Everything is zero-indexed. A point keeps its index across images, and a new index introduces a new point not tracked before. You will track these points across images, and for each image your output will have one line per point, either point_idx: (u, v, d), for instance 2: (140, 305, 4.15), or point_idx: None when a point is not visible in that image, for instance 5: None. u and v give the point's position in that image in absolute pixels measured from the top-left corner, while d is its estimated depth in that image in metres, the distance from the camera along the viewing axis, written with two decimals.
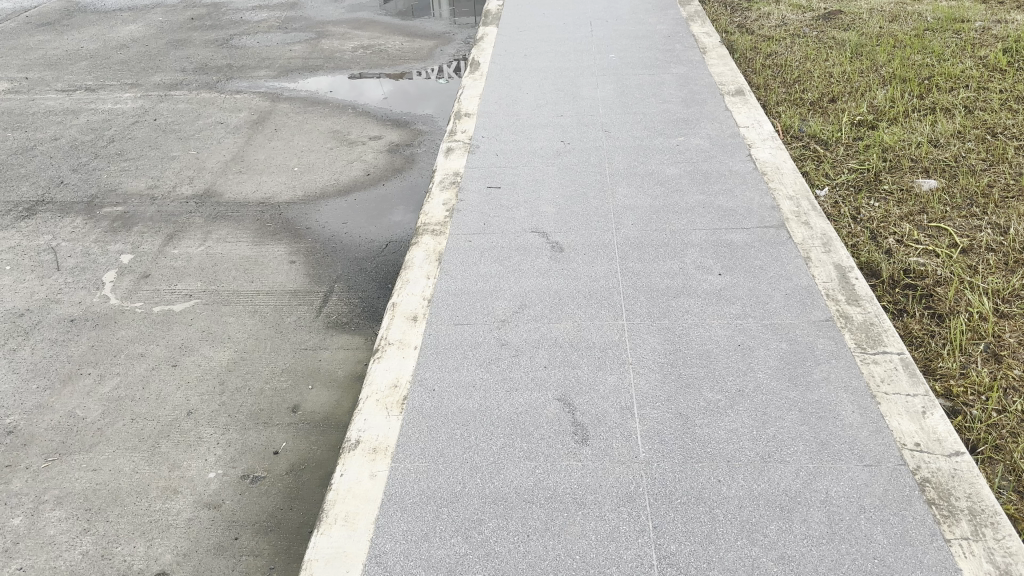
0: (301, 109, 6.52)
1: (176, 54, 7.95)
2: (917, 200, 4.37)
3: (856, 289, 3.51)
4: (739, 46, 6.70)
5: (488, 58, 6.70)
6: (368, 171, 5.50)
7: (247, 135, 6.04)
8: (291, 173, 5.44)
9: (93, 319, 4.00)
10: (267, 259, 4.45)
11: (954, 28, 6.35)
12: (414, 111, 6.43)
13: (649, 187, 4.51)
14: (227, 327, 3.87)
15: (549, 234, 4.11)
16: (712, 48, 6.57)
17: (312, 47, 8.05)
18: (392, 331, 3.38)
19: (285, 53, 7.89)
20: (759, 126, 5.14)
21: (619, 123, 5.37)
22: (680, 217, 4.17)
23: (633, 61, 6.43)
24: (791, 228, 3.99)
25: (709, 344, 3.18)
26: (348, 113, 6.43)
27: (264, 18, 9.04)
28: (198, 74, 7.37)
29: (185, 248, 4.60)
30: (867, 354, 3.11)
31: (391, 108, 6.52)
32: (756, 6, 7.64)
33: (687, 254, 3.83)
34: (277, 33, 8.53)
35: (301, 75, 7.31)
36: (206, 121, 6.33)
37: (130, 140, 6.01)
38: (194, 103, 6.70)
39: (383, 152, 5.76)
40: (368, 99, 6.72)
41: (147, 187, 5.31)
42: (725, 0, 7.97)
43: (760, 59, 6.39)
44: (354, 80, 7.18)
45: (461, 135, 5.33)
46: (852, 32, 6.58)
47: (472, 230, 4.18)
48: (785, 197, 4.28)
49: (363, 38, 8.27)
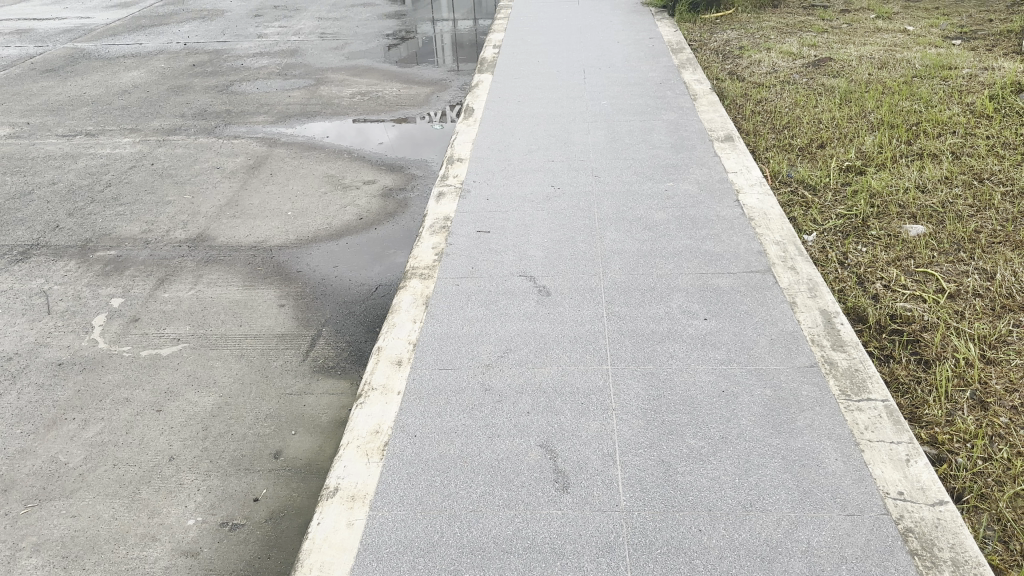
0: (297, 154, 6.60)
1: (176, 100, 8.08)
2: (905, 245, 4.39)
3: (841, 335, 3.51)
4: (730, 93, 6.81)
5: (482, 104, 6.80)
6: (361, 215, 5.53)
7: (243, 180, 6.11)
8: (284, 217, 5.48)
9: (81, 363, 4.00)
10: (256, 303, 4.47)
11: (942, 74, 6.43)
12: (409, 155, 6.51)
13: (637, 232, 4.54)
14: (213, 371, 3.87)
15: (537, 278, 4.13)
16: (702, 95, 6.71)
17: (311, 93, 8.18)
18: (376, 376, 3.38)
19: (284, 99, 8.02)
20: (748, 171, 5.19)
21: (609, 168, 5.42)
22: (667, 262, 4.18)
23: (625, 108, 6.52)
24: (777, 273, 4.01)
25: (693, 390, 3.16)
26: (344, 158, 6.50)
27: (264, 65, 9.20)
28: (197, 119, 7.48)
29: (175, 291, 4.62)
30: (851, 401, 3.09)
31: (387, 153, 6.59)
32: (747, 54, 7.77)
33: (673, 299, 3.83)
34: (277, 79, 8.68)
35: (299, 120, 7.41)
36: (203, 166, 6.41)
37: (127, 184, 6.08)
38: (192, 148, 6.79)
39: (376, 196, 5.81)
40: (365, 144, 6.80)
41: (141, 231, 5.36)
42: (717, 48, 8.10)
43: (749, 106, 6.48)
44: (351, 125, 7.29)
45: (453, 180, 5.38)
46: (841, 79, 6.67)
47: (461, 274, 4.19)
48: (773, 242, 4.31)
49: (362, 84, 8.41)
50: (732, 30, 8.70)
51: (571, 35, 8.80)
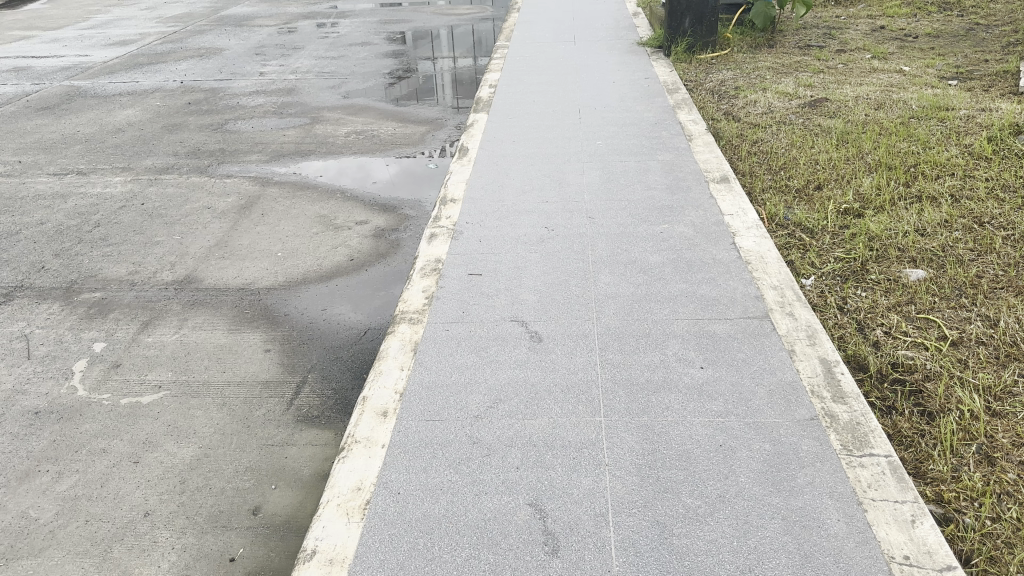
0: (289, 194, 6.53)
1: (170, 138, 8.05)
2: (905, 290, 4.30)
3: (842, 385, 3.40)
4: (726, 133, 6.77)
5: (477, 144, 6.75)
6: (351, 256, 5.43)
7: (234, 220, 6.03)
8: (274, 258, 5.38)
9: (58, 412, 3.88)
10: (242, 348, 4.36)
11: (940, 115, 6.39)
12: (403, 195, 6.44)
13: (632, 275, 4.44)
14: (193, 421, 3.75)
15: (528, 322, 4.01)
16: (698, 135, 6.69)
17: (306, 132, 8.14)
18: (360, 427, 3.26)
19: (279, 138, 7.98)
20: (744, 214, 5.12)
21: (604, 209, 5.34)
22: (663, 307, 4.07)
23: (621, 148, 6.47)
24: (775, 319, 3.91)
25: (690, 445, 3.04)
26: (337, 197, 6.43)
27: (260, 104, 9.19)
28: (191, 158, 7.44)
29: (159, 336, 4.51)
30: (853, 457, 2.97)
31: (380, 192, 6.53)
32: (743, 94, 7.77)
33: (669, 346, 3.71)
34: (272, 118, 8.66)
35: (293, 159, 7.36)
36: (193, 206, 6.34)
37: (116, 225, 6.00)
38: (183, 187, 6.72)
39: (368, 236, 5.72)
40: (359, 184, 6.74)
41: (127, 272, 5.27)
42: (713, 89, 8.10)
43: (745, 146, 6.44)
44: (345, 165, 7.24)
45: (445, 221, 5.29)
46: (838, 119, 6.64)
47: (451, 319, 4.08)
48: (770, 287, 4.21)
49: (357, 123, 8.38)
50: (727, 70, 8.72)
51: (567, 75, 8.80)
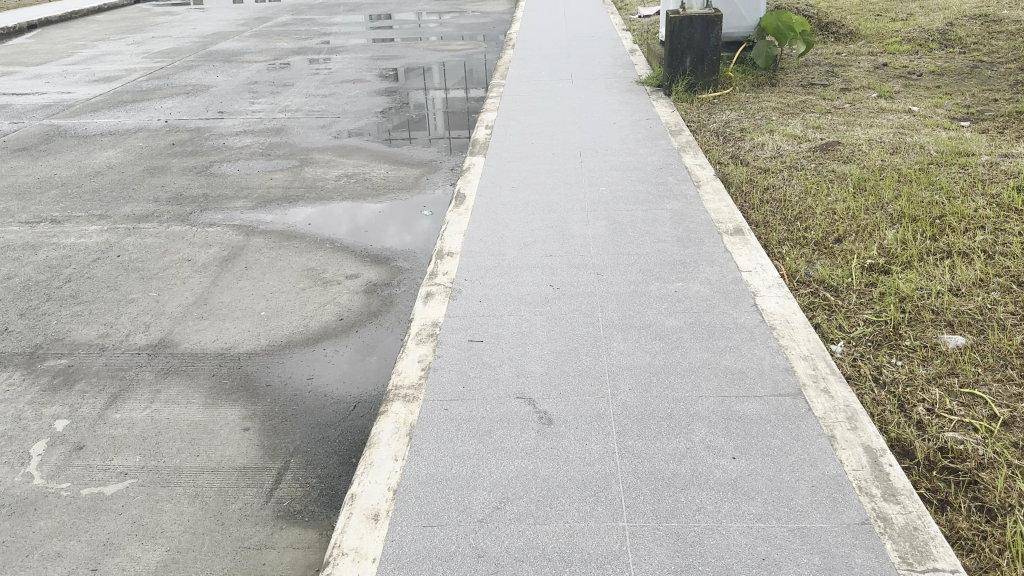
0: (275, 244, 6.15)
1: (151, 182, 7.69)
2: (945, 359, 3.95)
3: (892, 479, 3.03)
4: (735, 178, 6.46)
5: (473, 191, 6.40)
6: (340, 315, 5.04)
7: (215, 274, 5.64)
8: (256, 318, 4.99)
9: (10, 505, 3.47)
10: (218, 426, 3.96)
11: (961, 162, 6.10)
12: (395, 245, 6.06)
13: (648, 341, 4.04)
14: (161, 517, 3.34)
15: (537, 400, 3.60)
16: (706, 181, 6.37)
17: (294, 175, 7.79)
18: (349, 535, 2.86)
19: (266, 182, 7.62)
20: (763, 270, 4.77)
21: (612, 264, 4.97)
22: (684, 380, 3.68)
23: (626, 195, 6.13)
24: (809, 396, 3.54)
25: (727, 559, 2.66)
26: (325, 247, 6.05)
27: (247, 144, 8.86)
28: (171, 204, 7.06)
29: (128, 412, 4.11)
30: (915, 573, 2.60)
31: (371, 241, 6.15)
32: (750, 136, 7.48)
33: (695, 430, 3.32)
34: (259, 160, 8.31)
35: (279, 205, 7.00)
36: (172, 258, 5.96)
37: (88, 280, 5.61)
38: (162, 237, 6.35)
39: (359, 292, 5.32)
40: (348, 232, 6.37)
41: (97, 335, 4.87)
42: (717, 130, 7.82)
43: (757, 193, 6.13)
44: (335, 211, 6.87)
45: (442, 278, 4.91)
46: (853, 164, 6.34)
47: (450, 394, 3.67)
48: (799, 356, 3.85)
49: (348, 166, 8.03)
50: (731, 111, 8.45)
51: (566, 115, 8.51)
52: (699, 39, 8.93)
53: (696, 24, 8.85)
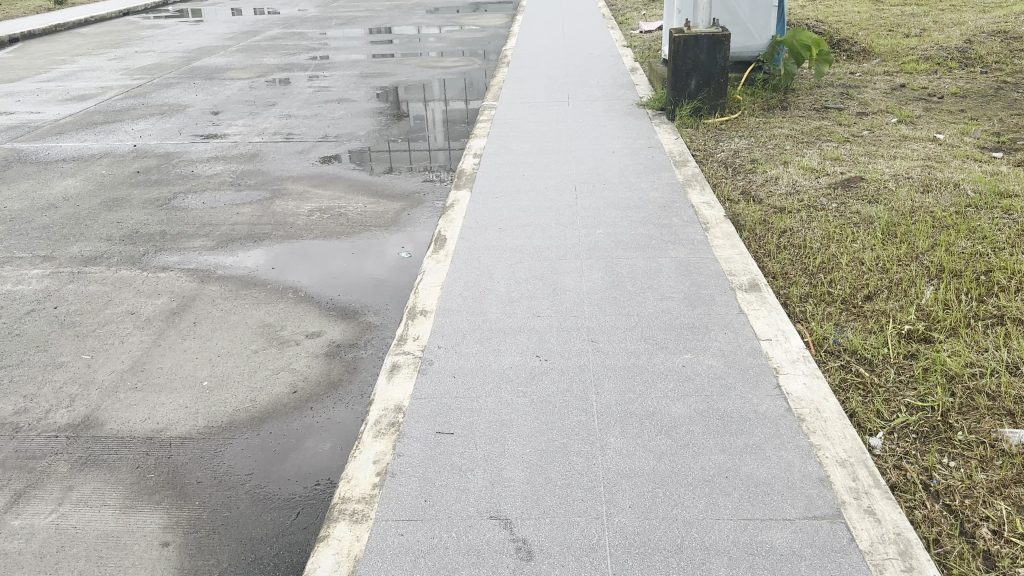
0: (231, 293, 5.48)
1: (107, 217, 7.04)
2: (1008, 460, 3.32)
3: None
4: (747, 219, 5.81)
5: (455, 234, 5.75)
6: (295, 385, 4.35)
7: (158, 333, 4.98)
8: (198, 390, 4.32)
9: None
10: (132, 539, 3.28)
11: (1002, 205, 5.48)
12: (365, 295, 5.39)
13: (650, 435, 3.35)
14: None
15: (515, 521, 2.90)
16: (715, 222, 5.72)
17: (263, 209, 7.13)
18: None
19: (231, 217, 6.96)
20: (785, 339, 4.10)
21: (609, 328, 4.29)
22: (696, 494, 3.00)
23: (625, 240, 5.47)
24: (851, 519, 2.88)
25: None
26: (287, 297, 5.39)
27: (217, 173, 8.21)
28: (124, 244, 6.41)
29: (29, 518, 3.44)
30: None
31: (339, 290, 5.47)
32: (761, 168, 6.84)
33: (710, 572, 2.64)
34: (228, 190, 7.66)
35: (243, 245, 6.34)
36: (115, 311, 5.30)
37: (15, 338, 4.95)
38: (108, 284, 5.69)
39: (319, 354, 4.63)
40: (315, 278, 5.69)
41: (12, 411, 4.20)
42: (726, 160, 7.17)
43: (773, 238, 5.48)
44: (303, 251, 6.20)
45: (412, 343, 4.22)
46: (880, 205, 5.70)
47: (408, 511, 2.98)
48: (835, 460, 3.18)
49: (323, 198, 7.38)
50: (740, 138, 7.81)
51: (561, 142, 7.87)
52: (705, 60, 8.28)
53: (701, 44, 8.23)
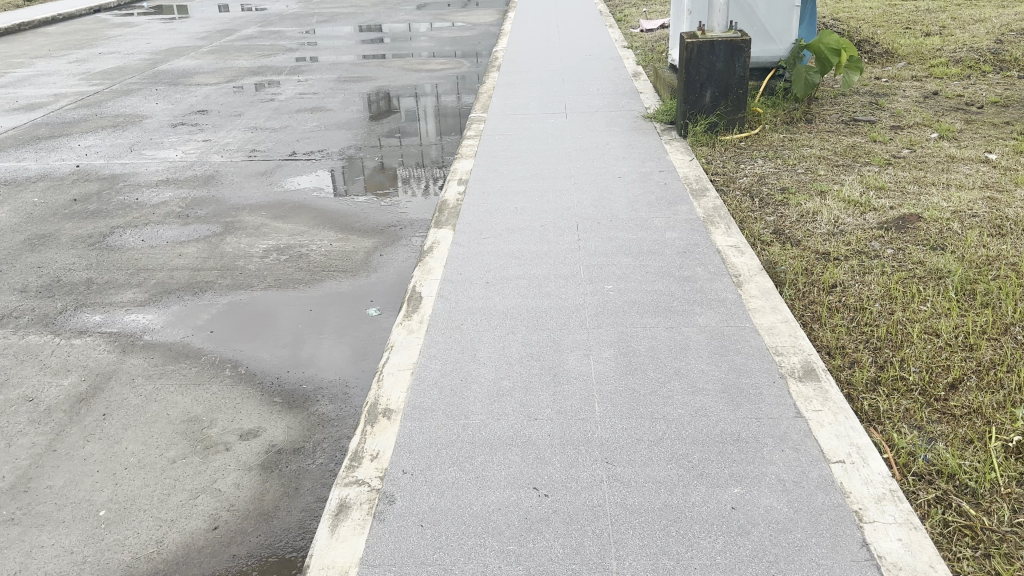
0: (157, 370, 4.47)
1: (28, 259, 6.01)
2: None
3: None
4: (786, 270, 4.83)
5: (432, 291, 4.74)
6: (218, 516, 3.34)
7: (56, 432, 3.96)
8: (91, 527, 3.32)
9: None
10: None
11: None
12: (319, 374, 4.35)
13: None
14: None
15: None
16: (748, 275, 4.72)
17: (211, 248, 6.11)
18: None
19: (172, 259, 5.94)
20: (863, 461, 3.11)
21: (626, 435, 3.29)
22: None
23: (639, 300, 4.47)
24: None
25: None
26: (224, 375, 4.38)
27: (164, 201, 7.18)
28: (40, 298, 5.38)
29: None
30: None
31: (288, 367, 4.44)
32: (794, 199, 5.85)
33: None
34: (174, 223, 6.63)
35: (181, 298, 5.32)
36: (9, 396, 4.27)
37: None
38: (8, 356, 4.66)
39: (254, 466, 3.62)
40: (260, 349, 4.65)
41: None
42: (751, 188, 6.19)
43: (821, 297, 4.49)
44: (251, 309, 5.15)
45: (371, 462, 3.22)
46: (948, 254, 4.73)
47: None
48: None
49: (282, 233, 6.35)
50: (764, 159, 6.83)
51: (558, 166, 6.87)
52: (721, 69, 7.31)
53: (717, 51, 7.27)
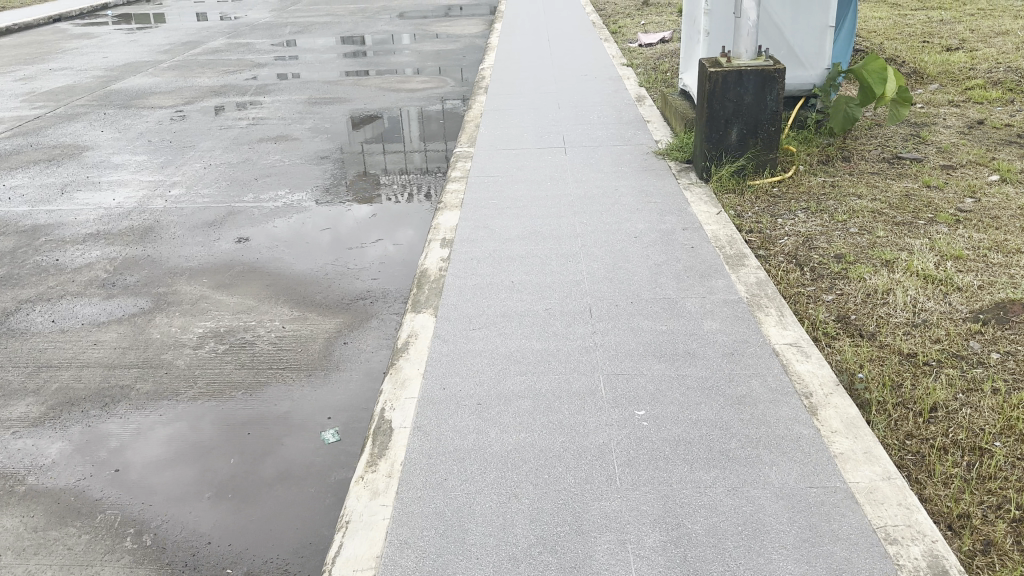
0: (35, 538, 3.31)
1: None
2: None
3: None
4: (868, 384, 3.75)
5: (406, 416, 3.59)
6: None
7: None
8: None
9: None
10: None
11: None
12: (267, 491, 3.54)
13: None
14: None
15: None
16: (821, 391, 3.63)
17: (137, 333, 4.97)
18: None
19: (86, 350, 4.79)
20: None
21: None
22: None
23: (682, 430, 3.36)
24: None
25: None
26: (153, 499, 3.53)
27: (90, 263, 6.02)
28: None
29: None
30: None
31: (230, 483, 3.61)
32: (855, 272, 4.79)
33: None
34: (97, 296, 5.48)
35: (86, 415, 4.15)
36: None
37: None
38: None
39: None
40: (199, 456, 3.81)
41: None
42: (799, 254, 5.12)
43: (924, 433, 3.43)
44: (184, 428, 4.03)
45: None
46: None
47: None
48: None
49: (226, 310, 5.21)
50: (807, 212, 5.76)
51: (561, 222, 5.77)
52: (751, 103, 6.23)
53: (746, 81, 6.17)
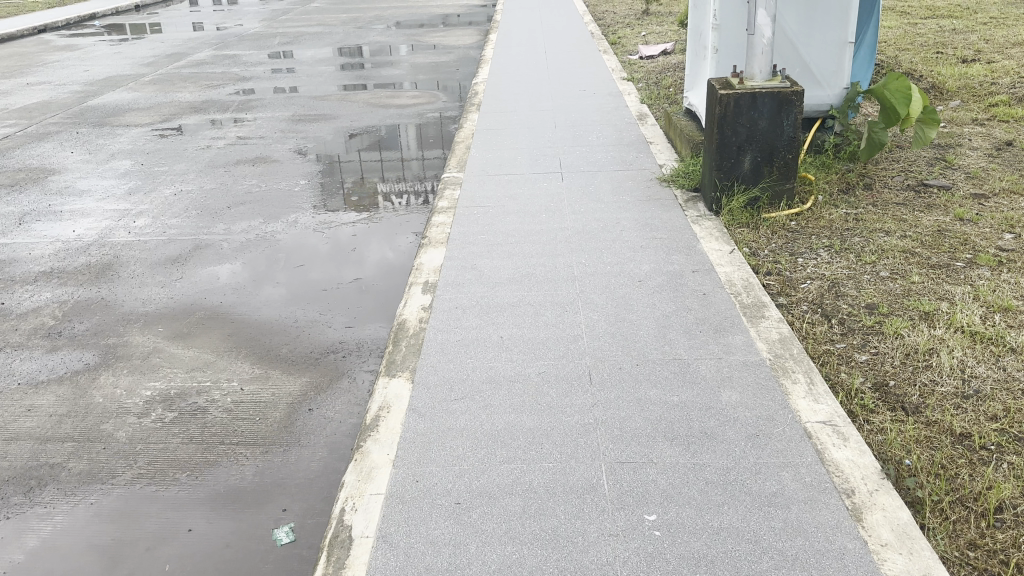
0: None
1: None
2: None
3: None
4: (918, 477, 3.20)
5: (370, 520, 3.00)
6: None
7: None
8: None
9: None
10: None
11: None
12: None
13: None
14: None
15: None
16: (864, 486, 3.08)
17: (77, 397, 4.38)
18: None
19: (16, 419, 4.20)
20: None
21: None
22: None
23: (702, 545, 2.79)
24: None
25: None
26: (154, 505, 3.53)
27: (37, 308, 5.45)
28: None
29: None
30: None
31: (182, 569, 3.16)
32: (890, 327, 4.24)
33: None
34: (39, 350, 4.90)
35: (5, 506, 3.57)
36: None
37: None
38: None
39: None
40: (133, 555, 3.26)
41: None
42: (824, 304, 4.57)
43: (991, 545, 2.88)
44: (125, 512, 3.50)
45: None
46: None
47: None
48: None
49: (180, 367, 4.63)
50: (830, 251, 5.21)
51: (557, 262, 5.20)
52: (765, 128, 5.66)
53: (760, 104, 5.60)
